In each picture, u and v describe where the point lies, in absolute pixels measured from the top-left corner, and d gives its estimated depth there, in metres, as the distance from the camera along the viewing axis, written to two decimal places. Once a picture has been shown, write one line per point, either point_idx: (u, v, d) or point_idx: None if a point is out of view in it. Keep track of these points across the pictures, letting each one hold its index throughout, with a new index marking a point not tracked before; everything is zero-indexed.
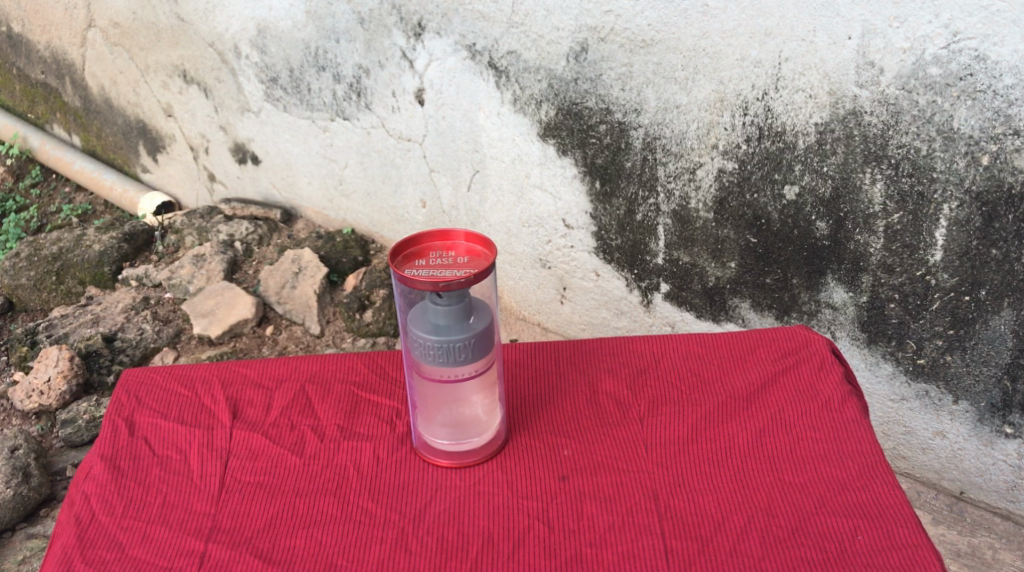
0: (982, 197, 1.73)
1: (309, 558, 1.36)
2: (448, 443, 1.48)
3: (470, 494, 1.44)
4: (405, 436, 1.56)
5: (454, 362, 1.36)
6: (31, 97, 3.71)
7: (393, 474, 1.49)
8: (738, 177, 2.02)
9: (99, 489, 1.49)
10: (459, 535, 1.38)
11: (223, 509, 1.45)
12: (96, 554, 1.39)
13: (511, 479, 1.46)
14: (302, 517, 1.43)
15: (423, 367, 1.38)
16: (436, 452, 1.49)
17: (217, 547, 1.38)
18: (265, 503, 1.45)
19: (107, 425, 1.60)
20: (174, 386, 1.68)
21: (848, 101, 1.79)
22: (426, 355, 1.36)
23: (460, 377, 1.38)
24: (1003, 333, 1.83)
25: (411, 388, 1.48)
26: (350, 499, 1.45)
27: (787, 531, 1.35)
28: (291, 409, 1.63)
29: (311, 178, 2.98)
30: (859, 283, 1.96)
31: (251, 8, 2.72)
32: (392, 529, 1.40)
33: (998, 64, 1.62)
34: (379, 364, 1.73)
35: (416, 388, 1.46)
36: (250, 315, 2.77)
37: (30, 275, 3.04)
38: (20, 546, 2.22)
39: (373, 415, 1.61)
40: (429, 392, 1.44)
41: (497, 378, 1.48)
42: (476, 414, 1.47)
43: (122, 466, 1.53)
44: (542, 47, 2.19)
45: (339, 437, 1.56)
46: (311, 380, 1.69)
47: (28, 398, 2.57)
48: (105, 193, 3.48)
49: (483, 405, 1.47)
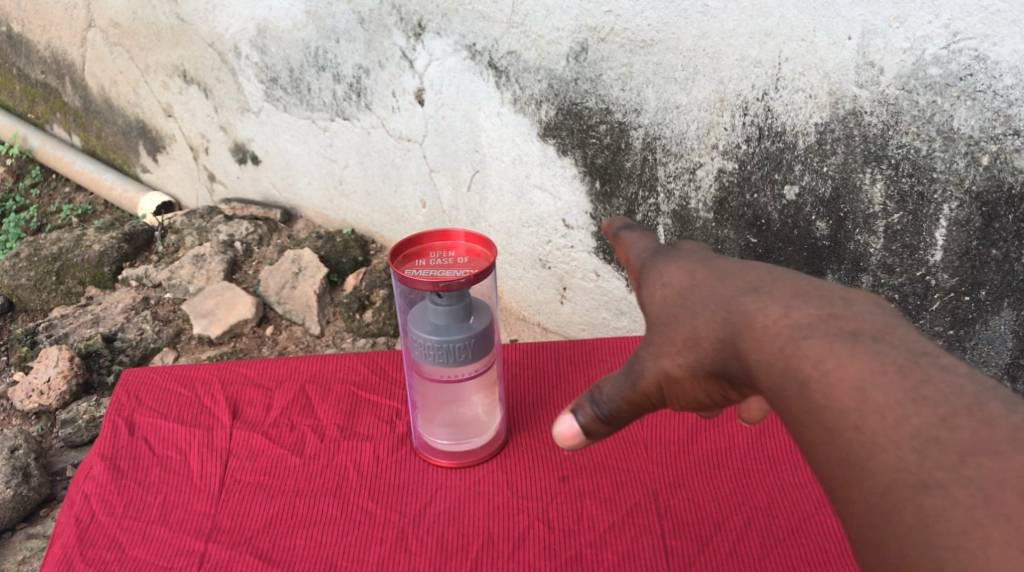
0: (982, 197, 1.73)
1: (309, 557, 1.42)
2: (449, 443, 1.56)
3: (471, 494, 1.50)
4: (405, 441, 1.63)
5: (457, 359, 1.36)
6: (31, 98, 3.71)
7: (393, 474, 1.56)
8: (738, 177, 2.02)
9: (99, 489, 1.57)
10: (459, 535, 1.43)
11: (223, 509, 1.52)
12: (96, 554, 1.45)
13: (511, 479, 1.52)
14: (302, 516, 1.49)
15: (422, 366, 1.38)
16: (436, 453, 1.56)
17: (217, 547, 1.45)
18: (263, 503, 1.52)
19: (108, 425, 1.70)
20: (174, 387, 1.78)
21: (848, 101, 1.79)
22: (426, 356, 1.36)
23: (460, 378, 1.39)
24: (1003, 333, 1.83)
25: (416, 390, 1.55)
26: (350, 499, 1.52)
27: (787, 531, 1.37)
28: (291, 409, 1.72)
29: (311, 178, 2.98)
30: (859, 283, 1.95)
31: (251, 8, 2.71)
32: (391, 529, 1.45)
33: (998, 64, 1.62)
34: (378, 364, 1.84)
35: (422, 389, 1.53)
36: (250, 315, 2.77)
37: (30, 275, 3.04)
38: (20, 546, 2.22)
39: (373, 415, 1.70)
40: (430, 391, 1.53)
41: (496, 380, 1.58)
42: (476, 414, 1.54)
43: (123, 466, 1.61)
44: (542, 47, 2.19)
45: (339, 437, 1.65)
46: (311, 380, 1.79)
47: (28, 398, 2.57)
48: (105, 192, 3.48)
49: (482, 405, 1.57)
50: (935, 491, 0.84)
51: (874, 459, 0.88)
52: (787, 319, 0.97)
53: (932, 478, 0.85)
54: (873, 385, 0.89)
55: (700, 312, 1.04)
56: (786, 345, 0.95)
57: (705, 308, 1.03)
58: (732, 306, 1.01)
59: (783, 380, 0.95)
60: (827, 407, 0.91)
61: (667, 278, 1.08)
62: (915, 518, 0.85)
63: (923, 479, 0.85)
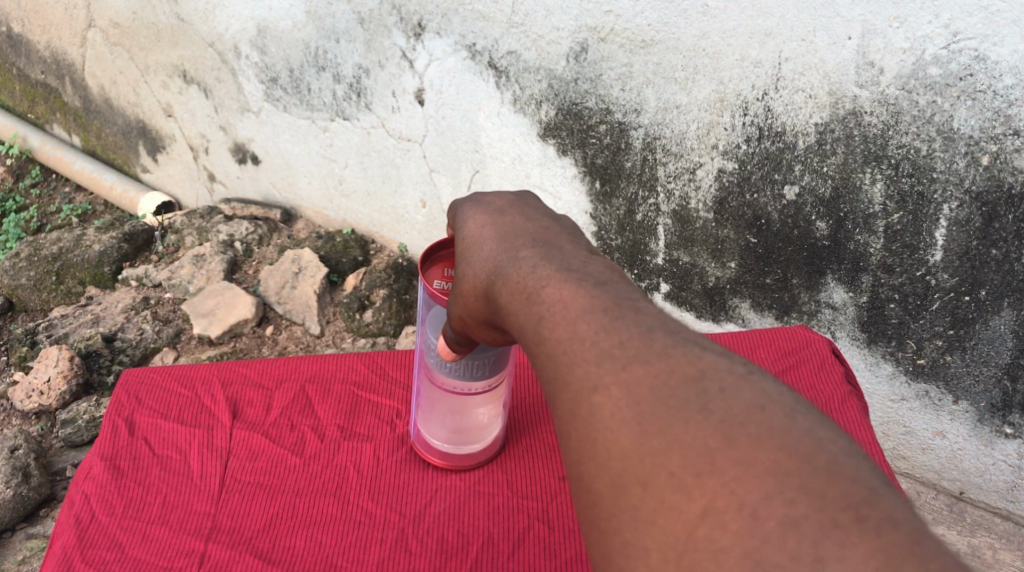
0: (982, 197, 1.73)
1: (310, 558, 1.50)
2: (446, 447, 1.61)
3: (472, 494, 1.60)
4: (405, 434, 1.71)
5: (475, 373, 1.42)
6: (31, 97, 3.70)
7: (393, 475, 1.64)
8: (738, 177, 2.02)
9: (99, 489, 1.63)
10: (459, 535, 1.53)
11: (223, 509, 1.59)
12: (96, 554, 1.52)
13: (511, 480, 1.62)
14: (303, 517, 1.57)
15: (445, 378, 1.44)
16: (433, 452, 1.63)
17: (216, 547, 1.52)
18: (264, 503, 1.59)
19: (108, 425, 1.75)
20: (173, 386, 1.84)
21: (848, 101, 1.79)
22: (443, 366, 1.43)
23: (473, 391, 1.45)
24: (1003, 333, 1.83)
25: (422, 393, 1.55)
26: (350, 499, 1.60)
27: None
28: (291, 409, 1.78)
29: (311, 178, 2.97)
30: (859, 282, 1.95)
31: (251, 8, 2.71)
32: (392, 530, 1.54)
33: (998, 64, 1.62)
34: (377, 363, 1.90)
35: (433, 397, 1.53)
36: (250, 315, 2.78)
37: (30, 275, 3.04)
38: (20, 546, 2.22)
39: (373, 415, 1.77)
40: (442, 399, 1.52)
41: (503, 396, 1.56)
42: (481, 423, 1.58)
43: (122, 465, 1.67)
44: (542, 48, 2.19)
45: (339, 437, 1.72)
46: (310, 380, 1.85)
47: (28, 398, 2.58)
48: (105, 193, 3.48)
49: (486, 418, 1.57)
50: (602, 391, 1.00)
51: (570, 370, 1.03)
52: (514, 284, 1.13)
53: (603, 383, 1.00)
54: (585, 317, 1.05)
55: (479, 259, 1.19)
56: (525, 288, 1.11)
57: (482, 260, 1.19)
58: (504, 262, 1.16)
59: (526, 315, 1.10)
60: (548, 338, 1.06)
61: (472, 227, 1.24)
62: (569, 404, 1.02)
63: (595, 382, 1.01)
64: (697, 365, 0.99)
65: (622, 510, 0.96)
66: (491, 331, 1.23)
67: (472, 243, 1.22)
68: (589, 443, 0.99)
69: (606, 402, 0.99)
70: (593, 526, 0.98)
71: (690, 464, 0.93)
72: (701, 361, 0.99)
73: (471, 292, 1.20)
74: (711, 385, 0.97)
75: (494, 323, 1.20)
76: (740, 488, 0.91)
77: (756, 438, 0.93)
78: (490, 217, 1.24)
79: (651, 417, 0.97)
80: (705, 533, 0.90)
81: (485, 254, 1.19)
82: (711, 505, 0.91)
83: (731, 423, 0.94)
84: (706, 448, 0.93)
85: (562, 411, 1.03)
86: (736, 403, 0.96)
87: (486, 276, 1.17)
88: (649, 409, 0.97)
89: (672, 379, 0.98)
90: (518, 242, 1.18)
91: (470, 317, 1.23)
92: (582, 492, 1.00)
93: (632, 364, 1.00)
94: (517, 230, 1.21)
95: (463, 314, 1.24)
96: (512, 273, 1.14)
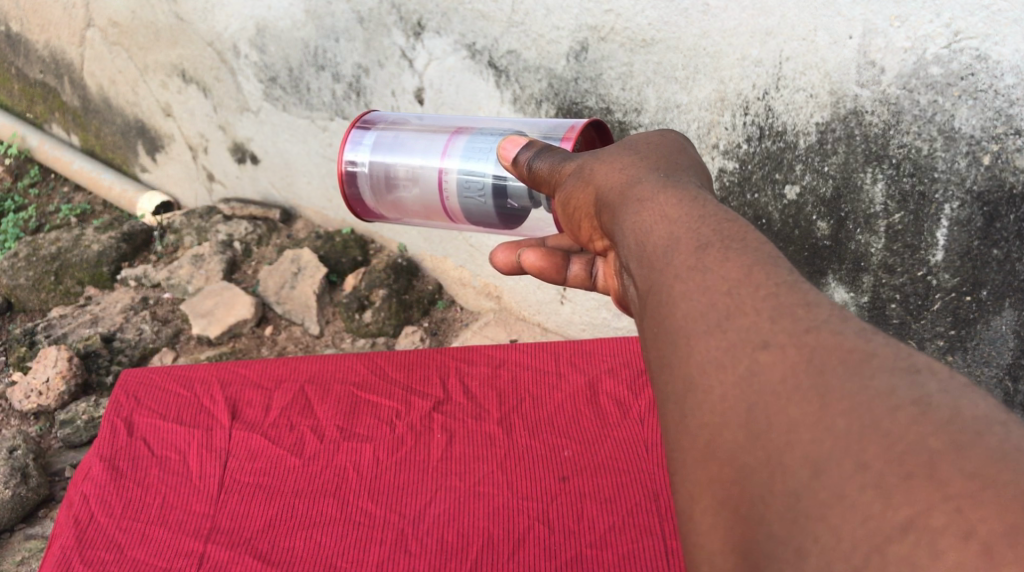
0: (983, 197, 1.71)
1: (308, 558, 1.58)
2: (371, 185, 1.53)
3: (471, 495, 1.68)
4: (364, 118, 1.59)
5: (460, 182, 1.39)
6: (29, 96, 3.68)
7: (393, 475, 1.72)
8: (739, 177, 2.03)
9: (98, 489, 1.72)
10: (459, 537, 1.60)
11: (223, 509, 1.67)
12: (95, 554, 1.60)
13: (511, 480, 1.71)
14: (302, 519, 1.65)
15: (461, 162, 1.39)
16: (355, 178, 1.53)
17: (216, 547, 1.59)
18: (263, 506, 1.67)
19: (108, 425, 1.84)
20: (174, 388, 1.92)
21: (849, 101, 1.78)
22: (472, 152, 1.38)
23: (444, 189, 1.42)
24: (1004, 334, 1.80)
25: (430, 135, 1.49)
26: (350, 500, 1.68)
27: None
28: (290, 410, 1.86)
29: (310, 178, 2.96)
30: (860, 283, 1.95)
31: (251, 8, 2.70)
32: (391, 531, 1.62)
33: (999, 64, 1.58)
34: (377, 365, 1.98)
35: (429, 142, 1.46)
36: (249, 315, 2.77)
37: (29, 275, 3.03)
38: (20, 546, 2.21)
39: (373, 416, 1.85)
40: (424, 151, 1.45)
41: (436, 216, 1.53)
42: (409, 208, 1.53)
43: (121, 466, 1.76)
44: (542, 47, 2.19)
45: (339, 438, 1.80)
46: (310, 381, 1.94)
47: (28, 398, 2.56)
48: (105, 192, 3.47)
49: (414, 208, 1.53)
50: (773, 349, 0.70)
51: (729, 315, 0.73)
52: (682, 194, 0.88)
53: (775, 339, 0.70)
54: (763, 266, 0.76)
55: (639, 163, 0.98)
56: (698, 203, 0.86)
57: (645, 162, 0.97)
58: (671, 177, 0.93)
59: (693, 229, 0.83)
60: (711, 268, 0.77)
61: (652, 140, 1.04)
62: (717, 354, 0.72)
63: (765, 336, 0.71)
64: (908, 357, 0.68)
65: (773, 503, 0.66)
66: (586, 213, 1.03)
67: (632, 151, 1.01)
68: (739, 406, 0.70)
69: (776, 363, 0.69)
70: (723, 508, 0.69)
71: (892, 460, 0.62)
72: (916, 356, 0.68)
73: (618, 170, 0.98)
74: (931, 379, 0.66)
75: (603, 210, 0.97)
76: (969, 509, 0.59)
77: (1000, 454, 0.61)
78: (671, 143, 1.04)
79: (836, 394, 0.66)
80: (898, 553, 0.60)
81: (646, 159, 0.98)
82: (920, 520, 0.60)
83: (962, 426, 0.62)
84: (920, 445, 0.62)
85: (703, 358, 0.73)
86: (969, 406, 0.64)
87: (649, 171, 0.95)
88: (838, 384, 0.67)
89: (875, 359, 0.68)
90: (684, 172, 0.95)
91: (589, 175, 1.02)
92: (707, 461, 0.71)
93: (821, 329, 0.70)
94: (689, 165, 0.98)
95: (584, 172, 1.03)
96: (683, 186, 0.90)
